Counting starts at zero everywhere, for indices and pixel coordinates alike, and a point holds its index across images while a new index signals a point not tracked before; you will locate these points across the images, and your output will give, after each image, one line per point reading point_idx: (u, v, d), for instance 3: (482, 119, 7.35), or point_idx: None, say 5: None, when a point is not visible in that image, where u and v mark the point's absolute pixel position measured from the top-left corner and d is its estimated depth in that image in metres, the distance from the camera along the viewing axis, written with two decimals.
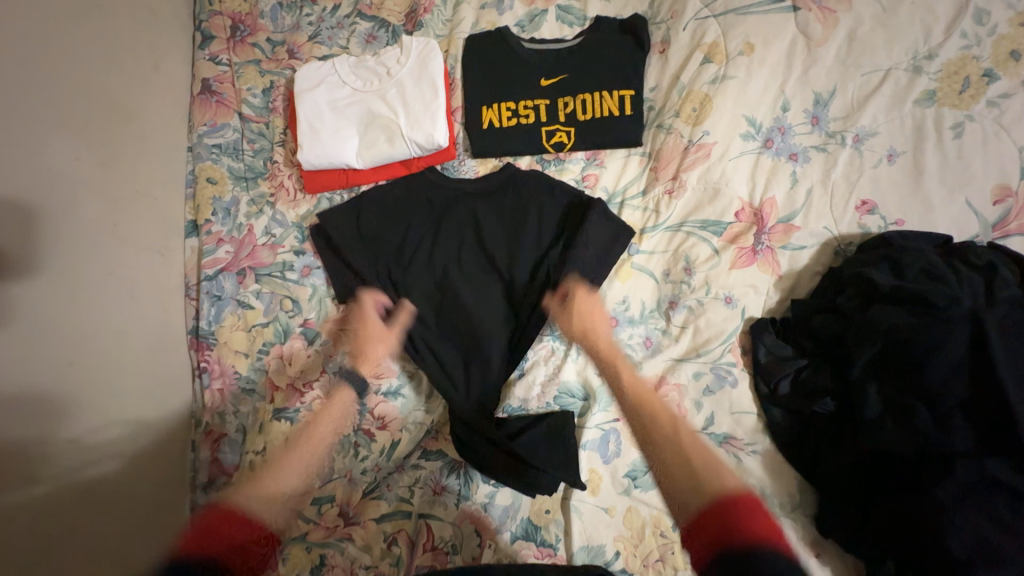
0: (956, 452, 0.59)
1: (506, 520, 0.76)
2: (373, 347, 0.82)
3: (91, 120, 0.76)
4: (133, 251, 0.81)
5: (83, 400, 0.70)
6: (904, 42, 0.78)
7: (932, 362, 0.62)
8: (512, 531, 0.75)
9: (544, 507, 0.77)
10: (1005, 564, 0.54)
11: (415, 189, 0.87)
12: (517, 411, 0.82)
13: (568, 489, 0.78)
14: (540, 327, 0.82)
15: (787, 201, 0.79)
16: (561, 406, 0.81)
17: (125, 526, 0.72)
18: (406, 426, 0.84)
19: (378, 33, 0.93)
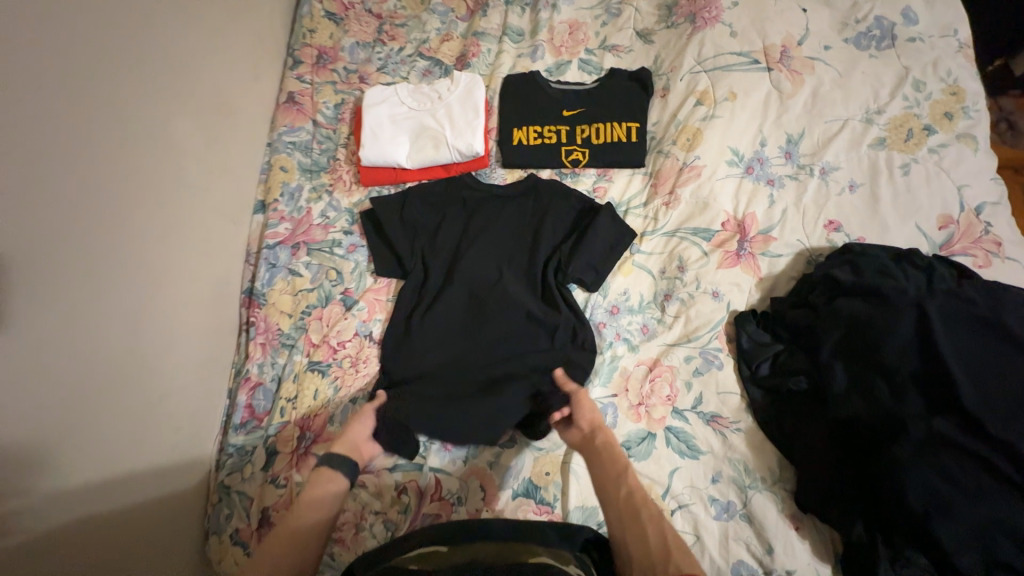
0: (904, 415, 0.66)
1: (510, 478, 0.83)
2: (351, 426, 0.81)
3: (201, 107, 0.94)
4: (212, 215, 0.96)
5: (154, 324, 0.81)
6: (859, 99, 0.97)
7: (885, 341, 0.71)
8: (511, 487, 0.82)
9: (545, 469, 0.83)
10: (957, 513, 0.61)
11: (451, 188, 1.03)
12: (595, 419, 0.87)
13: (569, 455, 0.84)
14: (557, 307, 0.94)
15: (765, 216, 0.94)
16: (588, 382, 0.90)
17: (164, 442, 0.81)
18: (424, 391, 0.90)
19: (433, 69, 1.16)
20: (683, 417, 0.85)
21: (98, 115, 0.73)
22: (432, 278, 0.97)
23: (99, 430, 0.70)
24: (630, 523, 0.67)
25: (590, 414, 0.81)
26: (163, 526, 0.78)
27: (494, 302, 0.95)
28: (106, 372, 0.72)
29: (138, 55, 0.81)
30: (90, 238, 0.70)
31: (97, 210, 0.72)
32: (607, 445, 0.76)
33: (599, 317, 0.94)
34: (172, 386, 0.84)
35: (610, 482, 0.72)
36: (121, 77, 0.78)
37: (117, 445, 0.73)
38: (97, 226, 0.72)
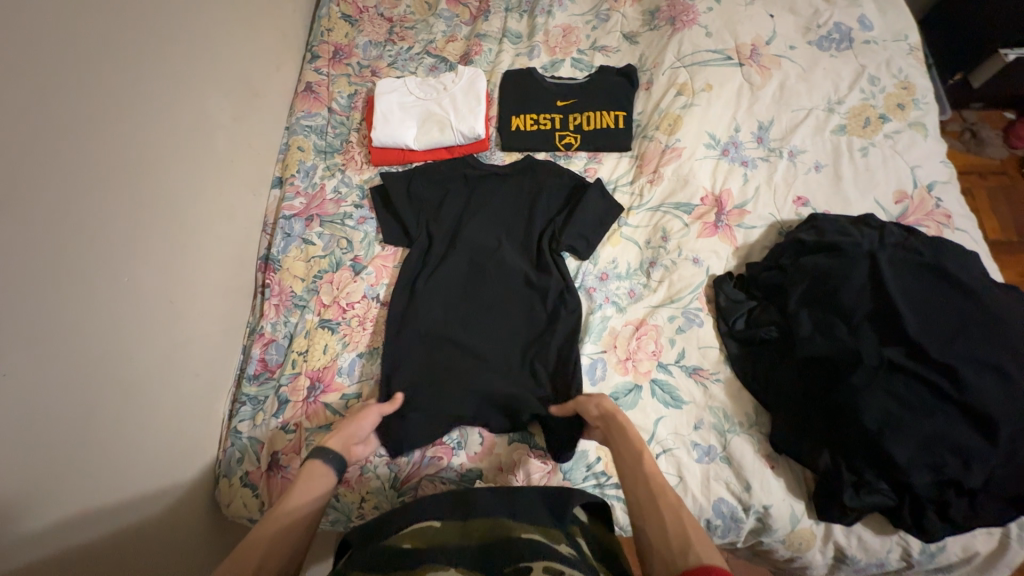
0: (861, 349, 0.75)
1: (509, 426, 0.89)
2: (348, 423, 0.81)
3: (230, 88, 1.04)
4: (236, 186, 1.04)
5: (182, 275, 0.88)
6: (821, 92, 1.09)
7: (843, 288, 0.80)
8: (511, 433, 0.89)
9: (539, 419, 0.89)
10: (906, 430, 0.70)
11: (454, 166, 1.11)
12: (593, 373, 0.93)
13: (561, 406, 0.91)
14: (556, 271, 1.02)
15: (740, 192, 1.04)
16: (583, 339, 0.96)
17: (184, 385, 0.87)
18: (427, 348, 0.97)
19: (439, 66, 1.27)
20: (667, 370, 0.91)
21: (144, 84, 0.82)
22: (435, 246, 1.06)
23: (131, 362, 0.76)
24: (648, 508, 0.65)
25: (602, 402, 0.81)
26: (181, 462, 0.84)
27: (493, 269, 1.03)
28: (141, 313, 0.79)
29: (180, 35, 0.91)
30: (134, 188, 0.79)
31: (141, 167, 0.80)
32: (624, 433, 0.76)
33: (589, 282, 1.02)
34: (195, 335, 0.90)
35: (627, 470, 0.72)
36: (167, 53, 0.88)
37: (146, 378, 0.79)
38: (139, 178, 0.80)
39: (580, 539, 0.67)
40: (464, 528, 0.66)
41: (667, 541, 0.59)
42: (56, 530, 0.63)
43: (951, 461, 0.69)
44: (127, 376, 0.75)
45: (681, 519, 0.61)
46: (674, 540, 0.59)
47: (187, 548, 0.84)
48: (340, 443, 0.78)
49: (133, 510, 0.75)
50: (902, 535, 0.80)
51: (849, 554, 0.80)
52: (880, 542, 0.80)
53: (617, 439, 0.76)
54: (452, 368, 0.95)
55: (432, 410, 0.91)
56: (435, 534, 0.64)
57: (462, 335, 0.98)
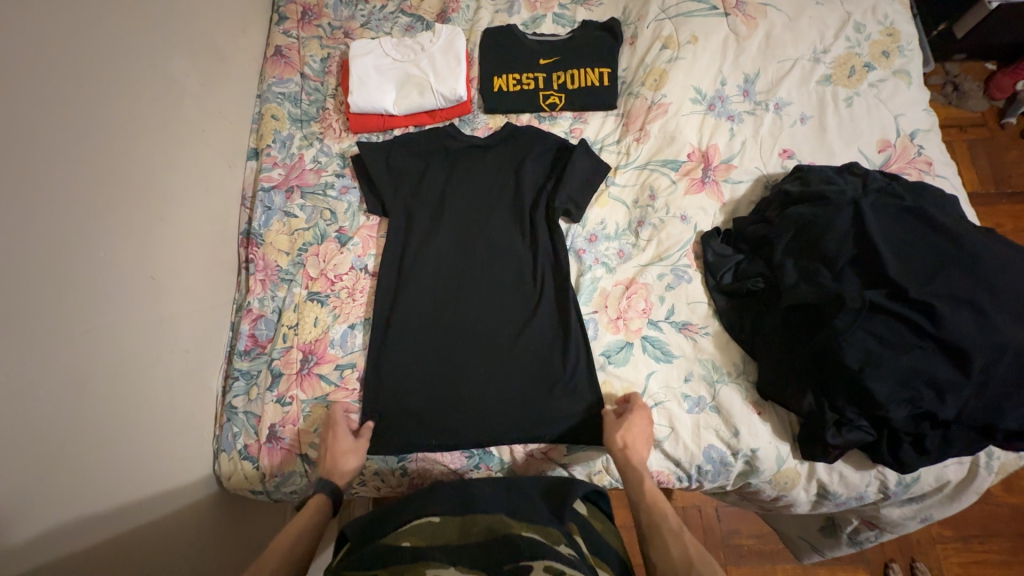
0: (845, 292, 0.76)
1: (501, 403, 0.89)
2: (345, 461, 0.82)
3: (194, 52, 0.98)
4: (210, 157, 1.00)
5: (161, 250, 0.86)
6: (807, 41, 1.07)
7: (827, 235, 0.81)
8: (500, 408, 0.89)
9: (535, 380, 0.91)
10: (886, 366, 0.72)
11: (435, 138, 1.08)
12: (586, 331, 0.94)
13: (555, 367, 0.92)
14: (547, 235, 1.01)
15: (726, 147, 1.03)
16: (575, 300, 0.96)
17: (173, 363, 0.85)
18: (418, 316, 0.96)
19: (415, 25, 1.21)
20: (658, 327, 0.93)
21: (98, 44, 0.77)
22: (416, 218, 1.03)
23: (115, 339, 0.74)
24: (655, 536, 0.73)
25: (626, 430, 0.82)
26: (178, 438, 0.84)
27: (483, 244, 1.01)
28: (121, 289, 0.76)
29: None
30: (100, 159, 0.75)
31: (106, 136, 0.76)
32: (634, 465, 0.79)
33: (579, 244, 1.01)
34: (180, 312, 0.88)
35: (636, 501, 0.77)
36: (121, 13, 0.82)
37: (133, 355, 0.77)
38: (105, 148, 0.76)
39: (579, 537, 0.69)
40: (464, 526, 0.68)
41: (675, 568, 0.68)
42: (54, 505, 0.63)
43: (926, 394, 0.72)
44: (113, 353, 0.74)
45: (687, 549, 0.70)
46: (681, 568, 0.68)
47: (194, 521, 0.85)
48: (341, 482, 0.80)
49: (133, 483, 0.75)
50: (880, 469, 0.84)
51: (831, 489, 0.85)
52: (859, 477, 0.84)
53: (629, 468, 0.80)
54: (443, 344, 0.94)
55: (421, 396, 0.91)
56: (431, 533, 0.67)
57: (451, 315, 0.96)
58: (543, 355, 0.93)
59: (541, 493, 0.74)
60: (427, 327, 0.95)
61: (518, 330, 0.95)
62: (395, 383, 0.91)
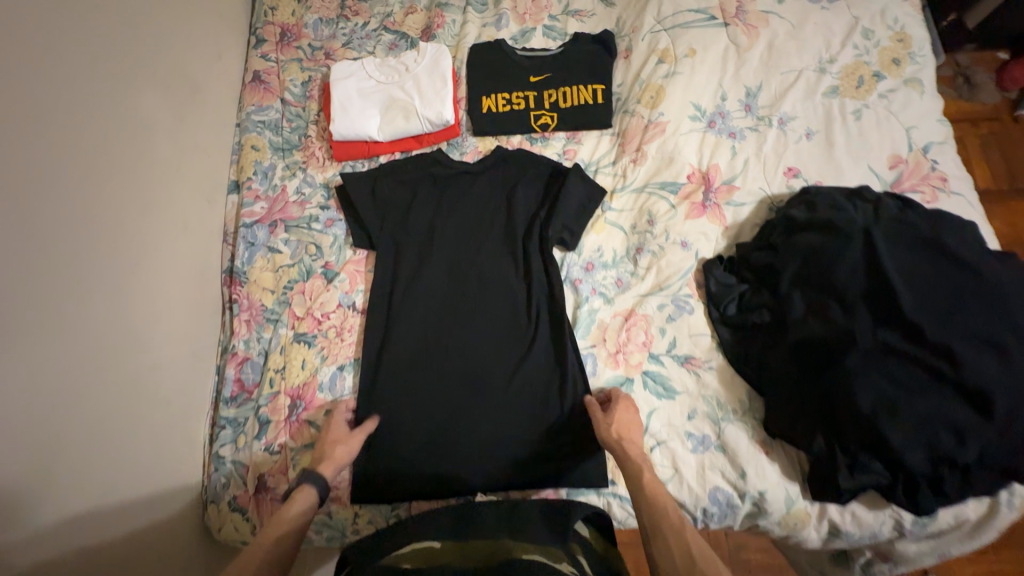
0: (857, 330, 0.72)
1: (499, 449, 0.86)
2: (335, 450, 0.80)
3: (167, 85, 0.94)
4: (188, 195, 0.95)
5: (138, 300, 0.81)
6: (811, 50, 1.01)
7: (837, 266, 0.76)
8: (496, 455, 0.85)
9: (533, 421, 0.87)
10: (903, 412, 0.68)
11: (421, 165, 1.03)
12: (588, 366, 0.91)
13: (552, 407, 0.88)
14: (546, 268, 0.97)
15: (728, 167, 0.98)
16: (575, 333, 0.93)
17: (156, 417, 0.82)
18: (409, 355, 0.92)
19: (399, 43, 1.16)
20: (659, 361, 0.89)
21: (60, 86, 0.72)
22: (404, 252, 0.98)
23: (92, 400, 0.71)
24: (655, 527, 0.69)
25: (619, 425, 0.80)
26: (164, 494, 0.81)
27: (475, 279, 0.97)
28: (95, 343, 0.72)
29: (99, 28, 0.80)
30: (68, 210, 0.71)
31: (73, 185, 0.72)
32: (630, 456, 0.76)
33: (575, 274, 0.97)
34: (162, 362, 0.85)
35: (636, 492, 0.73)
36: (84, 50, 0.77)
37: (114, 413, 0.74)
38: (72, 198, 0.72)
39: (582, 557, 0.65)
40: (465, 552, 0.65)
41: (675, 562, 0.64)
42: None
43: (947, 438, 0.68)
44: (90, 415, 0.70)
45: (685, 538, 0.66)
46: (680, 558, 0.64)
47: None
48: (329, 470, 0.78)
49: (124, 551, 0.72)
50: (894, 507, 0.80)
51: (843, 530, 0.81)
52: (872, 516, 0.80)
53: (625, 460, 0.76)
54: (437, 386, 0.90)
55: (414, 443, 0.87)
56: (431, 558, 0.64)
57: (444, 356, 0.92)
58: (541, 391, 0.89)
59: (543, 512, 0.71)
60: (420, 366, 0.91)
61: (514, 367, 0.91)
62: (388, 431, 0.88)
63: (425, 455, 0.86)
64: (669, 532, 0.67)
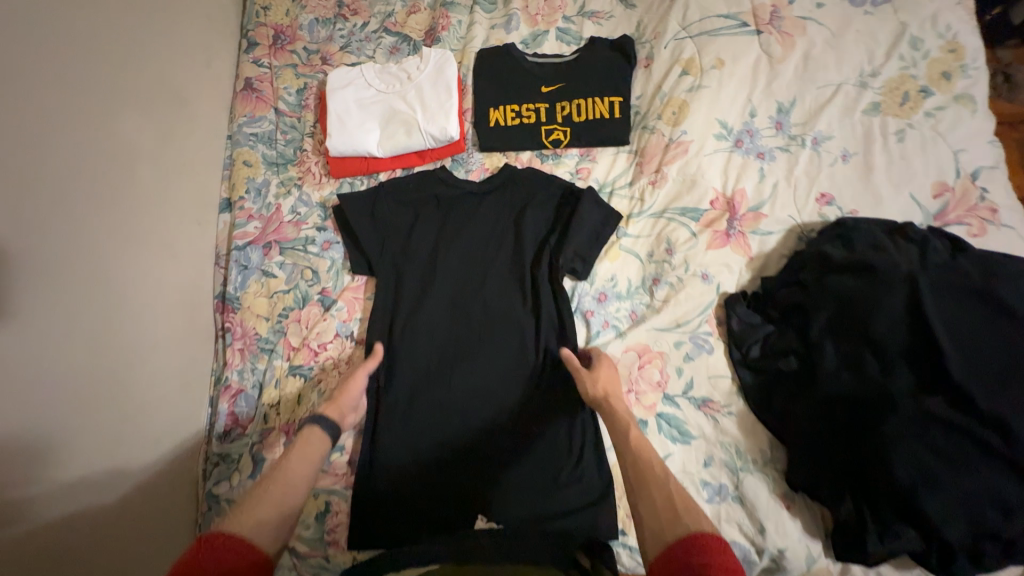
0: (897, 391, 0.66)
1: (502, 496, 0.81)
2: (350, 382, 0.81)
3: (149, 102, 0.87)
4: (175, 219, 0.90)
5: (121, 340, 0.77)
6: (852, 62, 0.92)
7: (876, 316, 0.70)
8: (499, 501, 0.81)
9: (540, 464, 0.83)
10: (942, 484, 0.63)
11: (423, 185, 0.96)
12: None
13: (561, 450, 0.84)
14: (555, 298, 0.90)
15: (755, 192, 0.90)
16: None
17: (143, 459, 0.78)
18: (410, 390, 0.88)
19: (401, 46, 1.08)
20: (674, 403, 0.83)
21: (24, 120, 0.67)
22: (405, 279, 0.93)
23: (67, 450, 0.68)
24: (636, 476, 0.61)
25: (603, 382, 0.76)
26: (152, 540, 0.77)
27: (479, 310, 0.91)
28: (66, 390, 0.68)
29: (64, 51, 0.75)
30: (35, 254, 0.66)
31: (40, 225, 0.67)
32: (615, 411, 0.71)
33: (586, 304, 0.91)
34: (149, 401, 0.81)
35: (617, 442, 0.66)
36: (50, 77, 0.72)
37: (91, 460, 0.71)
38: (40, 239, 0.67)
39: None
40: None
41: (658, 517, 0.55)
42: None
43: (991, 514, 0.62)
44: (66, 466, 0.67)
45: (670, 491, 0.58)
46: (663, 512, 0.55)
47: None
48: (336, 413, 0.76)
49: None
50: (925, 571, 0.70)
51: None
52: None
53: (608, 416, 0.71)
54: (438, 424, 0.86)
55: (414, 492, 0.82)
56: None
57: (447, 392, 0.87)
58: (548, 431, 0.85)
59: None
60: (421, 403, 0.87)
61: (520, 406, 0.86)
62: (387, 473, 0.84)
63: (424, 499, 0.82)
64: (652, 486, 0.59)
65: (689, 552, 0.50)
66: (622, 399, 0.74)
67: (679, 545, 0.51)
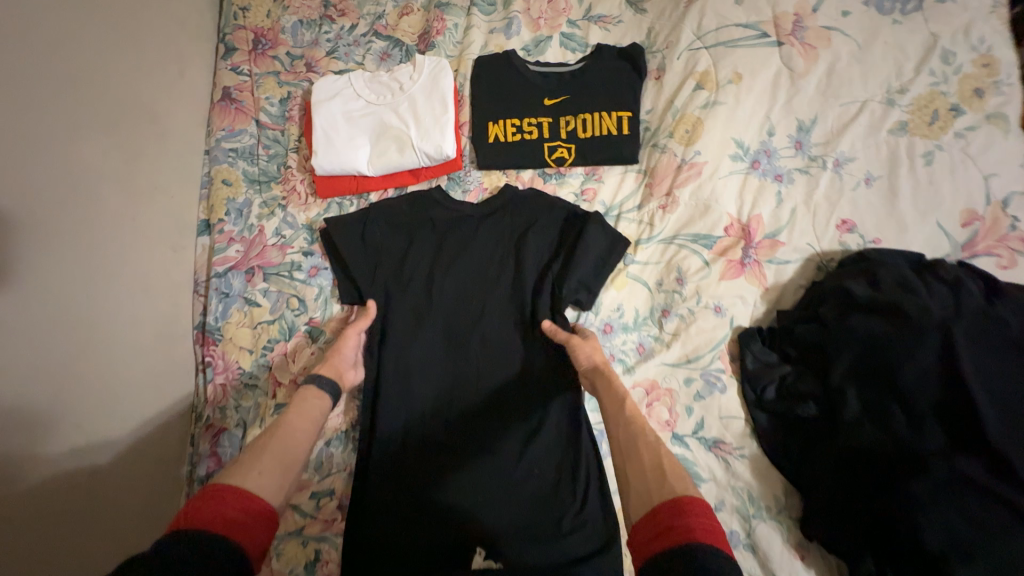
0: (924, 451, 0.62)
1: (500, 548, 0.75)
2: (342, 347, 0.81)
3: (114, 117, 0.79)
4: (146, 247, 0.82)
5: (87, 387, 0.70)
6: (878, 77, 0.85)
7: (905, 366, 0.66)
8: (498, 551, 0.75)
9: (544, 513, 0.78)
10: (979, 559, 0.56)
11: (418, 208, 0.90)
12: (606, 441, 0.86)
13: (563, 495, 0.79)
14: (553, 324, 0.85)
15: (772, 218, 0.85)
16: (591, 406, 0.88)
17: (119, 511, 0.72)
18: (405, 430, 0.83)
19: (392, 51, 1.00)
20: (684, 444, 0.78)
21: None
22: (394, 310, 0.87)
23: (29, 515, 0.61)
24: (627, 442, 0.61)
25: (594, 351, 0.77)
26: None
27: (478, 342, 0.86)
28: (20, 447, 0.61)
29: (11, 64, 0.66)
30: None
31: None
32: (608, 381, 0.70)
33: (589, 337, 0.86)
34: (122, 450, 0.74)
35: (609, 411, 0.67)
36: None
37: (58, 520, 0.64)
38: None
39: None
40: None
41: (646, 478, 0.56)
42: None
43: None
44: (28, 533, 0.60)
45: (660, 454, 0.58)
46: (651, 473, 0.56)
47: None
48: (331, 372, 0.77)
49: None
50: None
51: None
52: None
53: (600, 387, 0.71)
54: (434, 467, 0.81)
55: (401, 530, 0.76)
56: None
57: (444, 432, 0.83)
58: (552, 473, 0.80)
59: None
60: (416, 441, 0.82)
61: (523, 446, 0.82)
62: (375, 520, 0.77)
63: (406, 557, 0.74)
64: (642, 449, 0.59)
65: (676, 509, 0.50)
66: (615, 371, 0.74)
67: (666, 502, 0.51)
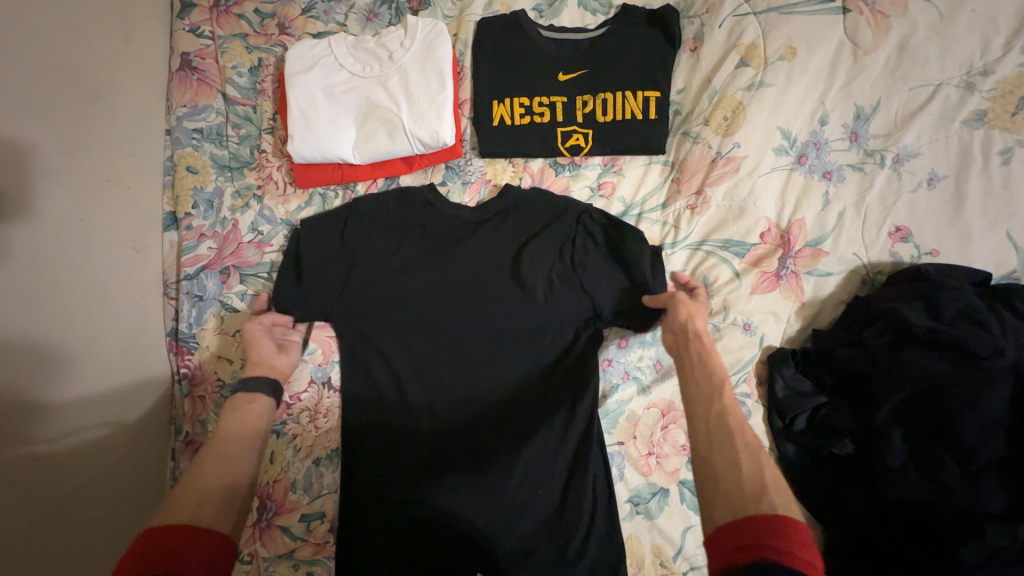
0: (978, 511, 0.58)
1: None
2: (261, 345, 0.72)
3: (53, 97, 0.66)
4: (105, 250, 0.72)
5: (48, 416, 0.63)
6: (959, 53, 0.70)
7: (966, 416, 0.60)
8: None
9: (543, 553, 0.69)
10: None
11: (408, 205, 0.79)
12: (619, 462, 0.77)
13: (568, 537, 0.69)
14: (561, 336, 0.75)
15: (816, 223, 0.74)
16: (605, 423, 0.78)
17: (92, 540, 0.67)
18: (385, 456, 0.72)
19: (379, 11, 0.84)
20: None
21: None
22: (375, 320, 0.75)
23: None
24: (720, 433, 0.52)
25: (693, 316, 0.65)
26: None
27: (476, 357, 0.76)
28: None
29: None
30: None
31: None
32: (708, 359, 0.60)
33: (604, 353, 0.80)
34: (91, 475, 0.68)
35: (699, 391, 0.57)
36: None
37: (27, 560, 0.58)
38: None
39: None
40: None
41: (740, 482, 0.47)
42: None
43: None
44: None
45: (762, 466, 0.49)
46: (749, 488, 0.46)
47: None
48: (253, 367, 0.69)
49: None
50: None
51: None
52: None
53: (695, 360, 0.61)
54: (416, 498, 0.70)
55: (397, 549, 0.69)
56: None
57: (439, 444, 0.73)
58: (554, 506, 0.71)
59: None
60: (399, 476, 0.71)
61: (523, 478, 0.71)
62: (359, 550, 0.70)
63: None
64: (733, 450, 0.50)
65: (777, 529, 0.43)
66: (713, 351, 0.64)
67: (770, 516, 0.43)
